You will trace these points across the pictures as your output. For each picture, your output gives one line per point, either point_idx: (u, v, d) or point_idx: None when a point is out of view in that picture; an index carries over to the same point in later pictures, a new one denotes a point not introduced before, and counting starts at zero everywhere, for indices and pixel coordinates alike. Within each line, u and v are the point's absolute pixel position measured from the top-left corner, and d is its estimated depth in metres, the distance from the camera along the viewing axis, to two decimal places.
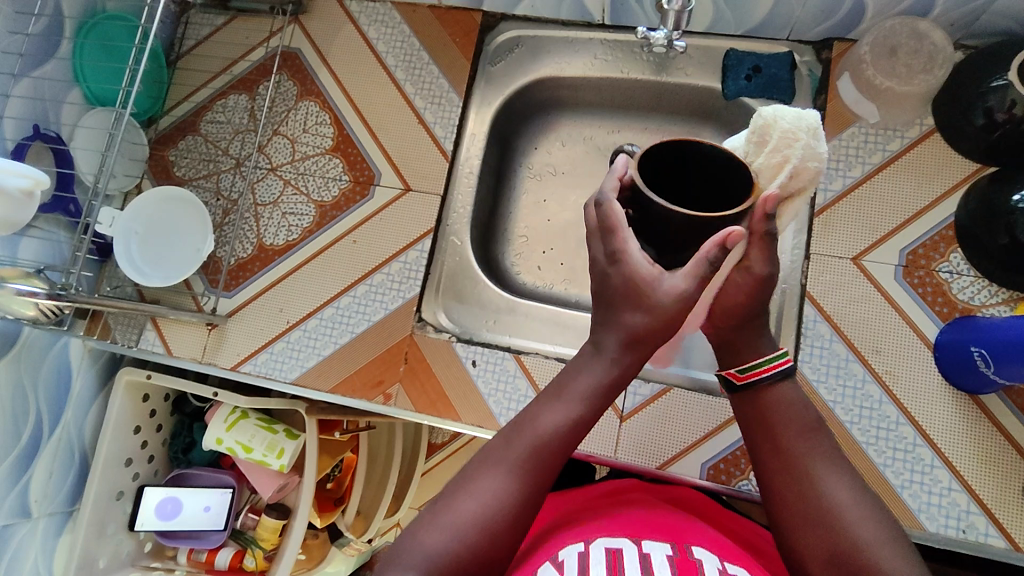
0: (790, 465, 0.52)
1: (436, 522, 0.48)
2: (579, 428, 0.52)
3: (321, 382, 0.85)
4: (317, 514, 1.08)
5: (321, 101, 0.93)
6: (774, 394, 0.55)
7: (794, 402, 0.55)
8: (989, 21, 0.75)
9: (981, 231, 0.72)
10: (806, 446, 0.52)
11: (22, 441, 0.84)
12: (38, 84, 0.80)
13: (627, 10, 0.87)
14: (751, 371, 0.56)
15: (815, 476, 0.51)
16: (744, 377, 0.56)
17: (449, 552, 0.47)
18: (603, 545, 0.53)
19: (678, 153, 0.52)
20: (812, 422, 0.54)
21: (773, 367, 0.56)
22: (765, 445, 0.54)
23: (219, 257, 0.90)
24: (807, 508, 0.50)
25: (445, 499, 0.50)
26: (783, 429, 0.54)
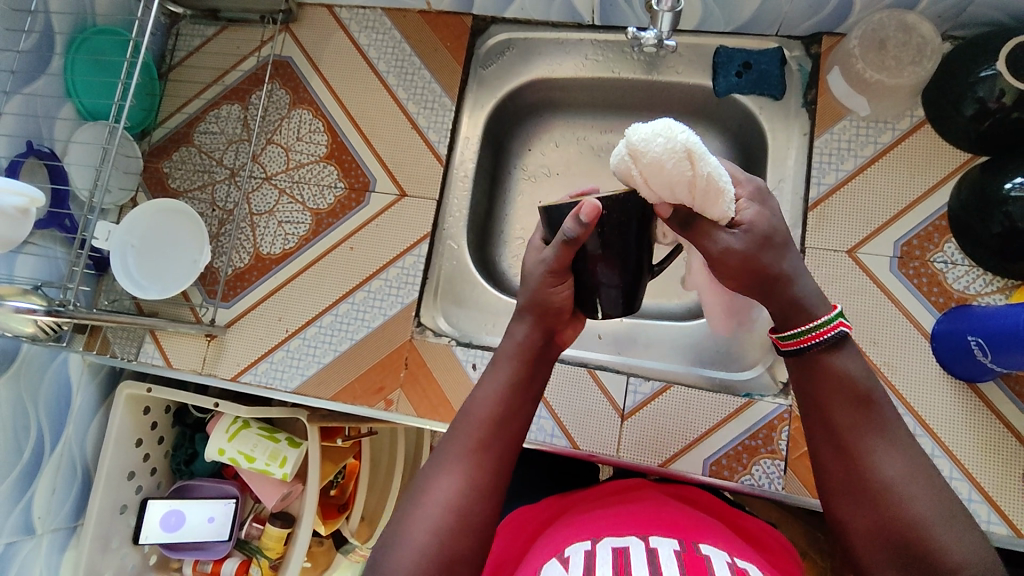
0: (840, 434, 0.51)
1: (417, 519, 0.52)
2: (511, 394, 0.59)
3: (321, 390, 0.85)
4: (322, 522, 1.09)
5: (314, 109, 0.93)
6: (832, 359, 0.52)
7: (845, 371, 0.52)
8: (976, 12, 0.75)
9: (974, 220, 0.73)
10: (863, 417, 0.51)
11: (24, 457, 0.84)
12: (30, 101, 0.80)
13: (617, 11, 0.87)
14: (797, 339, 0.52)
15: (865, 451, 0.50)
16: (790, 345, 0.53)
17: (437, 539, 0.51)
18: (609, 543, 0.53)
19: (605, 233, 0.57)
20: (865, 391, 0.51)
21: (822, 334, 0.51)
22: (811, 405, 0.53)
23: (216, 267, 0.90)
24: (860, 483, 0.50)
25: (418, 495, 0.54)
26: (832, 400, 0.52)
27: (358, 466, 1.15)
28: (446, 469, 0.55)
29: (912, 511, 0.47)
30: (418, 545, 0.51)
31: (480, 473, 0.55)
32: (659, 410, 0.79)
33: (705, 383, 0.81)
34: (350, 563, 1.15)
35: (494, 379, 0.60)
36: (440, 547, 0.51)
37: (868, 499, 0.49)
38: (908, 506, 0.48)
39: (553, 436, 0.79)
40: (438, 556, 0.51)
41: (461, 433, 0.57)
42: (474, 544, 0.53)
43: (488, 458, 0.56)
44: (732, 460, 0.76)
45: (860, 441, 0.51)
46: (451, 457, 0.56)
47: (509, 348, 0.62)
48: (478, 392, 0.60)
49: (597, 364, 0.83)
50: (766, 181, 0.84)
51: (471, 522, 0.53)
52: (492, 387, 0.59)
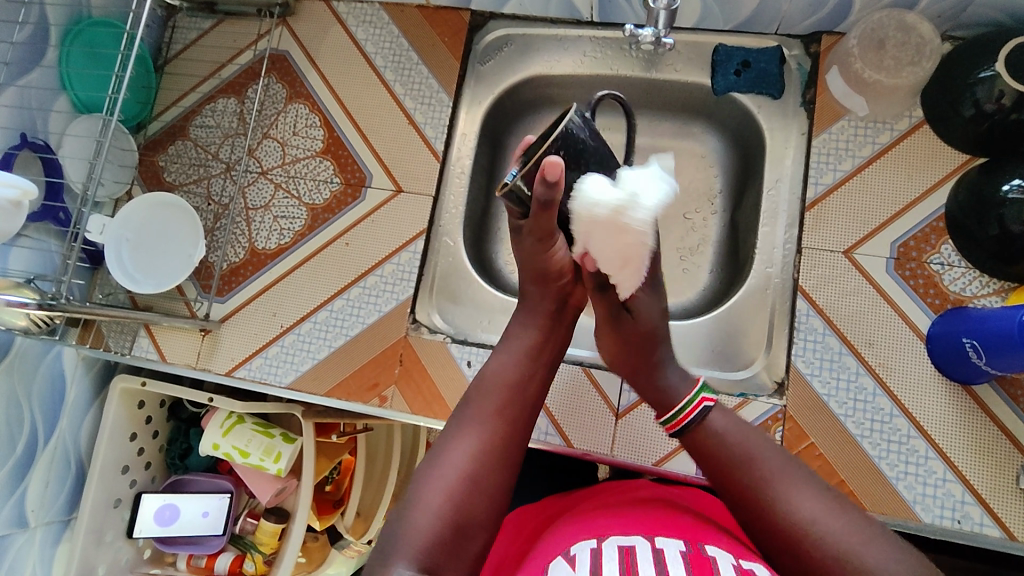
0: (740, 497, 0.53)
1: (433, 482, 0.52)
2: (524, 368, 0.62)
3: (315, 386, 0.84)
4: (316, 517, 1.10)
5: (311, 103, 0.93)
6: (711, 427, 0.57)
7: (723, 437, 0.56)
8: (977, 12, 0.75)
9: (971, 222, 0.72)
10: (758, 471, 0.53)
11: (17, 450, 0.84)
12: (25, 93, 0.80)
13: (617, 7, 0.87)
14: (676, 419, 0.59)
15: (775, 501, 0.51)
16: (672, 426, 0.60)
17: (454, 499, 0.52)
18: (615, 543, 0.54)
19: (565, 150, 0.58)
20: (745, 455, 0.54)
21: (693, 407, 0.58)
22: (715, 479, 0.55)
23: (211, 262, 0.90)
24: (782, 536, 0.50)
25: (432, 460, 0.55)
26: (730, 463, 0.54)
27: (354, 463, 1.16)
28: (460, 433, 0.56)
29: (838, 545, 0.48)
30: (431, 509, 0.51)
31: (499, 434, 0.57)
32: (654, 409, 0.79)
33: None
34: (343, 558, 1.13)
35: (509, 356, 0.63)
36: (454, 508, 0.51)
37: (797, 549, 0.49)
38: (831, 541, 0.48)
39: (548, 434, 0.79)
40: (450, 518, 0.51)
41: (474, 401, 0.59)
42: (487, 508, 0.53)
43: (506, 423, 0.58)
44: None
45: (765, 493, 0.51)
46: (469, 421, 0.57)
47: (524, 329, 0.65)
48: (496, 365, 0.63)
49: (592, 363, 0.83)
50: (763, 181, 0.84)
51: (485, 484, 0.54)
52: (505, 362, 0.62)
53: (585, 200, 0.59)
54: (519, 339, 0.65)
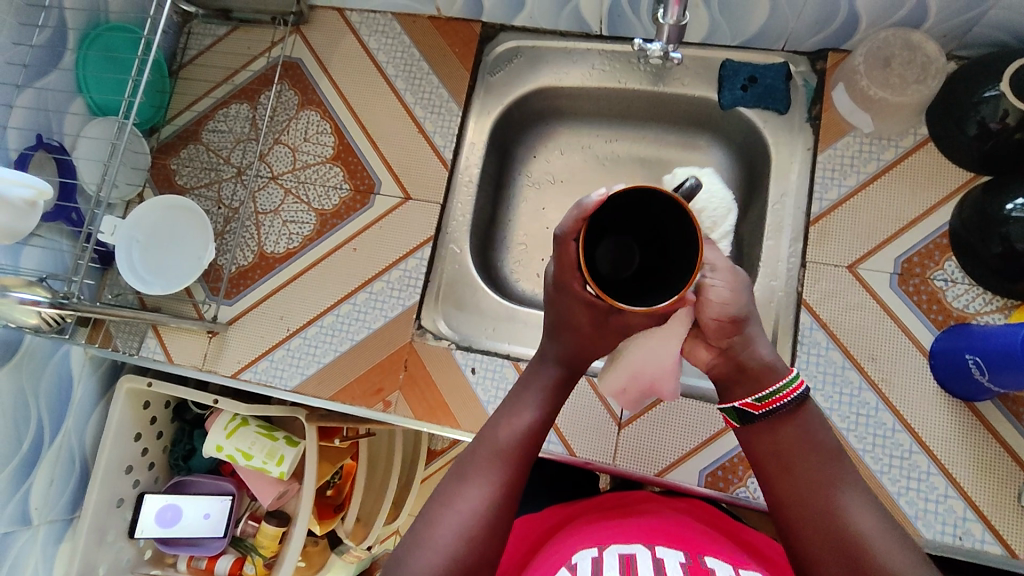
0: (807, 490, 0.52)
1: (444, 525, 0.53)
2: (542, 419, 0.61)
3: (320, 390, 0.85)
4: (316, 522, 1.10)
5: (322, 110, 0.94)
6: (794, 419, 0.55)
7: (813, 431, 0.55)
8: (981, 33, 0.76)
9: (975, 239, 0.73)
10: (827, 474, 0.52)
11: (23, 448, 0.84)
12: (41, 95, 0.81)
13: (626, 22, 0.88)
14: (768, 399, 0.55)
15: (836, 508, 0.51)
16: (762, 406, 0.56)
17: (466, 549, 0.52)
18: (616, 551, 0.54)
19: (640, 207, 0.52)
20: (829, 451, 0.54)
21: (791, 392, 0.55)
22: (774, 469, 0.54)
23: (220, 265, 0.91)
24: (835, 540, 0.50)
25: (444, 497, 0.55)
26: (797, 458, 0.54)
27: (355, 468, 1.16)
28: (475, 481, 0.55)
29: (894, 565, 0.47)
30: (444, 547, 0.51)
31: (513, 487, 0.56)
32: (657, 419, 0.79)
33: (696, 394, 0.81)
34: (343, 563, 1.16)
35: (529, 403, 0.61)
36: (466, 554, 0.51)
37: (850, 560, 0.48)
38: (889, 560, 0.48)
39: (549, 442, 0.79)
40: (461, 561, 0.51)
41: (493, 447, 0.58)
42: (495, 553, 0.54)
43: (520, 476, 0.57)
44: (728, 472, 0.76)
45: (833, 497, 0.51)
46: (484, 463, 0.56)
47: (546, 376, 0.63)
48: (513, 412, 0.60)
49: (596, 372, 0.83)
50: (768, 195, 0.84)
51: (497, 533, 0.54)
52: (526, 411, 0.60)
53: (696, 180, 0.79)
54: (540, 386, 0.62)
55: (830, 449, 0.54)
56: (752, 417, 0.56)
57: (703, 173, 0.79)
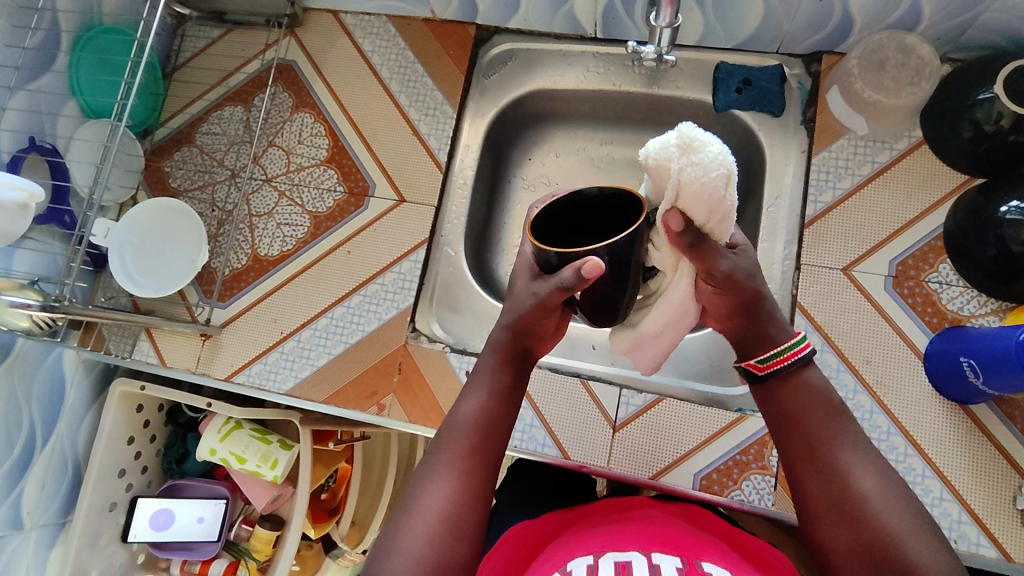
0: (814, 450, 0.54)
1: (409, 528, 0.53)
2: (495, 406, 0.60)
3: (314, 392, 0.85)
4: (311, 525, 1.09)
5: (316, 112, 0.94)
6: (799, 380, 0.56)
7: (818, 392, 0.56)
8: (975, 35, 0.76)
9: (970, 242, 0.73)
10: (830, 434, 0.54)
11: (15, 452, 0.84)
12: (34, 98, 0.81)
13: (620, 24, 0.88)
14: (772, 361, 0.56)
15: (836, 467, 0.52)
16: (766, 367, 0.57)
17: (429, 549, 0.52)
18: (612, 558, 0.54)
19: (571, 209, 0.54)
20: (833, 409, 0.55)
21: (795, 355, 0.56)
22: (784, 429, 0.56)
23: (213, 267, 0.91)
24: (834, 496, 0.51)
25: (410, 500, 0.55)
26: (805, 418, 0.55)
27: (349, 471, 1.16)
28: (432, 479, 0.55)
29: (889, 523, 0.49)
30: (411, 555, 0.51)
31: (469, 480, 0.56)
32: (652, 422, 0.79)
33: (693, 397, 0.81)
34: (339, 567, 1.16)
35: (476, 391, 0.61)
36: (433, 555, 0.51)
37: (846, 516, 0.50)
38: (885, 518, 0.49)
39: (544, 446, 0.79)
40: (431, 564, 0.51)
41: (447, 441, 0.58)
42: (466, 550, 0.53)
43: (477, 467, 0.56)
44: (723, 475, 0.76)
45: (837, 455, 0.53)
46: (439, 462, 0.56)
47: (491, 360, 0.62)
48: (462, 404, 0.60)
49: (590, 375, 0.83)
50: (763, 198, 0.84)
51: (463, 529, 0.53)
52: (477, 401, 0.60)
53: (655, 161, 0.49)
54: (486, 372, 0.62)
55: (835, 408, 0.55)
56: (760, 378, 0.58)
57: (683, 164, 0.48)
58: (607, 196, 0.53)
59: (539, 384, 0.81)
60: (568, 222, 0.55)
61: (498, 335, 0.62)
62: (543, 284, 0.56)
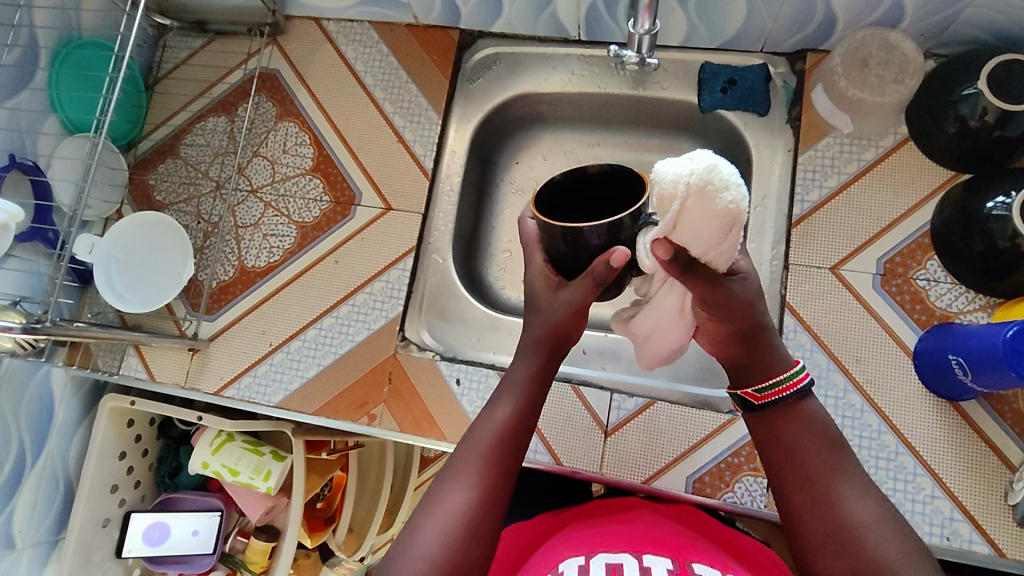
0: (812, 481, 0.54)
1: (427, 528, 0.52)
2: (524, 414, 0.59)
3: (304, 405, 0.84)
4: (307, 535, 1.10)
5: (301, 122, 0.93)
6: (799, 411, 0.56)
7: (816, 422, 0.56)
8: (959, 31, 0.76)
9: (957, 239, 0.73)
10: (828, 465, 0.54)
11: (5, 472, 0.83)
12: (14, 115, 0.80)
13: (604, 26, 0.88)
14: (770, 391, 0.56)
15: (833, 498, 0.53)
16: (763, 397, 0.57)
17: (446, 550, 0.51)
18: (603, 559, 0.54)
19: (572, 186, 0.55)
20: (830, 440, 0.55)
21: (794, 384, 0.56)
22: (781, 459, 0.56)
23: (200, 280, 0.90)
24: (828, 527, 0.52)
25: (428, 502, 0.54)
26: (804, 447, 0.55)
27: (345, 480, 1.17)
28: (457, 480, 0.55)
29: (886, 556, 0.49)
30: (427, 555, 0.51)
31: (492, 486, 0.55)
32: (643, 426, 0.78)
33: (685, 400, 0.81)
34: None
35: (506, 398, 0.60)
36: (449, 557, 0.51)
37: (840, 547, 0.51)
38: (880, 551, 0.50)
39: (536, 452, 0.79)
40: (443, 568, 0.50)
41: (475, 444, 0.57)
42: (481, 555, 0.53)
43: (502, 473, 0.56)
44: (715, 478, 0.75)
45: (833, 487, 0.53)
46: (465, 463, 0.56)
47: (526, 370, 0.61)
48: (493, 409, 0.60)
49: (581, 380, 0.83)
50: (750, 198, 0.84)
51: (481, 533, 0.53)
52: (506, 407, 0.59)
53: (665, 184, 0.45)
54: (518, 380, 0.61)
55: (833, 439, 0.56)
56: (755, 407, 0.58)
57: (691, 197, 0.44)
58: (615, 173, 0.53)
59: None
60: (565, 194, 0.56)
61: (530, 341, 0.62)
62: (574, 289, 0.58)
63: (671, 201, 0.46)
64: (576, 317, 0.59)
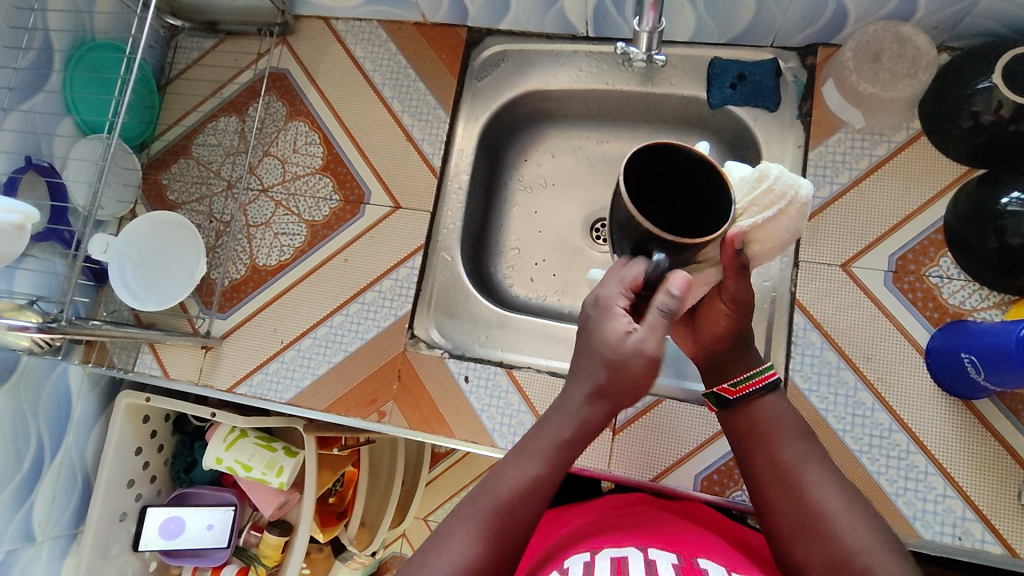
0: (782, 470, 0.54)
1: None
2: (548, 482, 0.53)
3: (314, 402, 0.85)
4: (319, 528, 1.11)
5: (310, 121, 0.94)
6: (764, 405, 0.57)
7: (782, 413, 0.57)
8: (973, 23, 0.74)
9: (970, 234, 0.72)
10: (794, 454, 0.54)
11: (24, 466, 0.86)
12: (29, 118, 0.81)
13: (611, 23, 0.87)
14: (741, 386, 0.58)
15: (799, 486, 0.53)
16: (735, 392, 0.58)
17: None
18: (608, 554, 0.54)
19: (657, 161, 0.52)
20: (800, 429, 0.56)
21: (762, 379, 0.58)
22: (752, 450, 0.56)
23: (212, 279, 0.91)
24: (797, 513, 0.52)
25: (426, 553, 0.50)
26: (773, 437, 0.56)
27: (357, 475, 1.17)
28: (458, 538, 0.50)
29: (854, 541, 0.49)
30: None
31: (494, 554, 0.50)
32: (652, 424, 0.78)
33: (695, 399, 0.80)
34: (348, 570, 1.15)
35: (530, 458, 0.54)
36: None
37: (814, 532, 0.50)
38: (851, 536, 0.49)
39: None
40: None
41: (485, 501, 0.52)
42: None
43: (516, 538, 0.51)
44: (724, 476, 0.75)
45: (801, 476, 0.53)
46: (471, 517, 0.51)
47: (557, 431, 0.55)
48: (517, 467, 0.54)
49: None
50: None
51: None
52: (528, 468, 0.53)
53: (783, 183, 0.54)
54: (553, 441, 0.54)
55: (802, 429, 0.56)
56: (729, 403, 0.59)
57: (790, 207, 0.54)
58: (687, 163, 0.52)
59: (539, 385, 0.82)
60: (654, 171, 0.53)
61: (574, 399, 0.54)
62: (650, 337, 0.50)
63: (763, 180, 0.54)
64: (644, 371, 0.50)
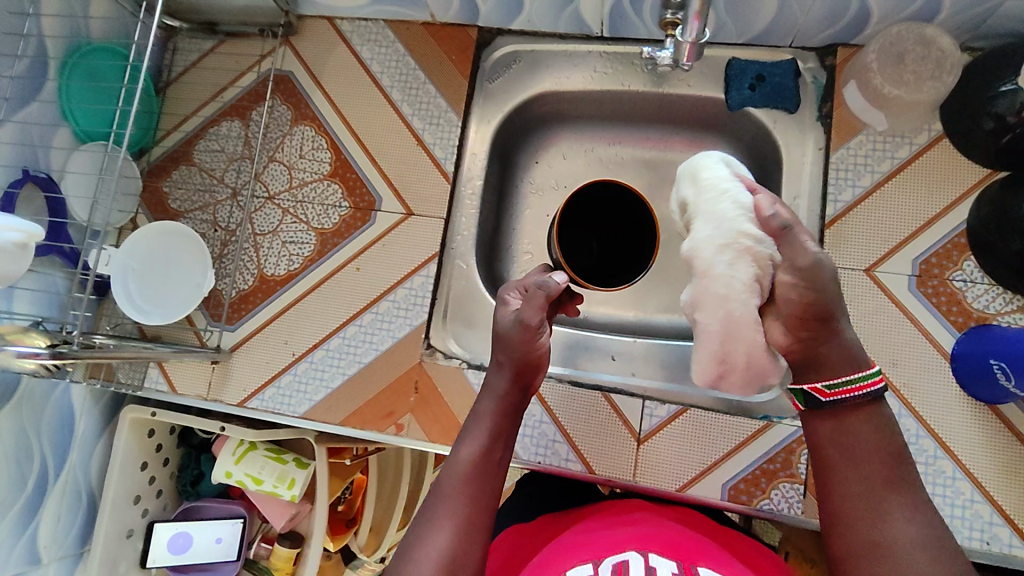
0: (862, 491, 0.51)
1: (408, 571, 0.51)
2: (492, 457, 0.60)
3: (329, 415, 0.83)
4: (329, 539, 1.10)
5: (317, 125, 0.91)
6: (864, 413, 0.53)
7: (880, 427, 0.53)
8: (996, 24, 0.73)
9: (994, 238, 0.72)
10: (882, 475, 0.51)
11: (27, 489, 0.83)
12: (25, 129, 0.78)
13: (628, 23, 0.85)
14: (841, 389, 0.53)
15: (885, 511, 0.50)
16: (832, 394, 0.53)
17: None
18: (610, 560, 0.52)
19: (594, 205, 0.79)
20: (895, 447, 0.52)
21: (865, 386, 0.52)
22: (834, 458, 0.53)
23: (220, 290, 0.89)
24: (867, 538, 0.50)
25: (408, 549, 0.53)
26: (861, 451, 0.52)
27: (365, 482, 1.15)
28: (435, 523, 0.54)
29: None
30: None
31: (467, 527, 0.54)
32: (677, 433, 0.78)
33: (719, 406, 0.80)
34: None
35: (474, 437, 0.61)
36: None
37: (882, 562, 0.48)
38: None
39: (568, 460, 0.78)
40: None
41: (447, 485, 0.57)
42: None
43: (479, 507, 0.56)
44: (751, 484, 0.75)
45: (883, 502, 0.50)
46: (442, 503, 0.56)
47: (490, 407, 0.63)
48: (460, 450, 0.60)
49: (612, 387, 0.82)
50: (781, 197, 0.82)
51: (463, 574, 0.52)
52: (474, 446, 0.60)
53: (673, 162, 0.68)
54: (485, 420, 0.62)
55: (897, 449, 0.52)
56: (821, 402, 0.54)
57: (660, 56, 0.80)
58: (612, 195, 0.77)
59: (562, 394, 0.80)
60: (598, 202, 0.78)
61: (495, 378, 0.65)
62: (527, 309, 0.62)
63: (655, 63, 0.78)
64: (532, 333, 0.62)
